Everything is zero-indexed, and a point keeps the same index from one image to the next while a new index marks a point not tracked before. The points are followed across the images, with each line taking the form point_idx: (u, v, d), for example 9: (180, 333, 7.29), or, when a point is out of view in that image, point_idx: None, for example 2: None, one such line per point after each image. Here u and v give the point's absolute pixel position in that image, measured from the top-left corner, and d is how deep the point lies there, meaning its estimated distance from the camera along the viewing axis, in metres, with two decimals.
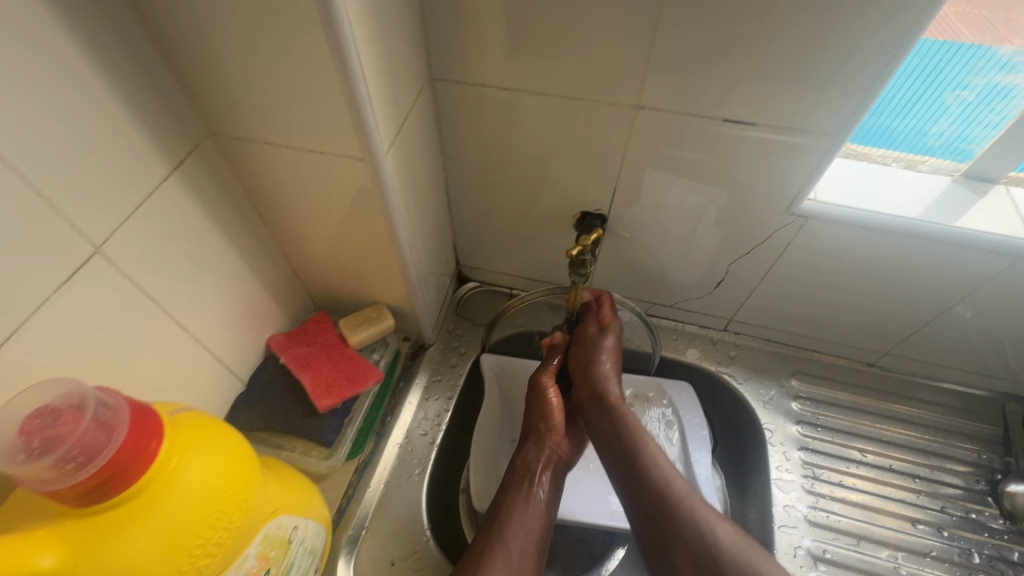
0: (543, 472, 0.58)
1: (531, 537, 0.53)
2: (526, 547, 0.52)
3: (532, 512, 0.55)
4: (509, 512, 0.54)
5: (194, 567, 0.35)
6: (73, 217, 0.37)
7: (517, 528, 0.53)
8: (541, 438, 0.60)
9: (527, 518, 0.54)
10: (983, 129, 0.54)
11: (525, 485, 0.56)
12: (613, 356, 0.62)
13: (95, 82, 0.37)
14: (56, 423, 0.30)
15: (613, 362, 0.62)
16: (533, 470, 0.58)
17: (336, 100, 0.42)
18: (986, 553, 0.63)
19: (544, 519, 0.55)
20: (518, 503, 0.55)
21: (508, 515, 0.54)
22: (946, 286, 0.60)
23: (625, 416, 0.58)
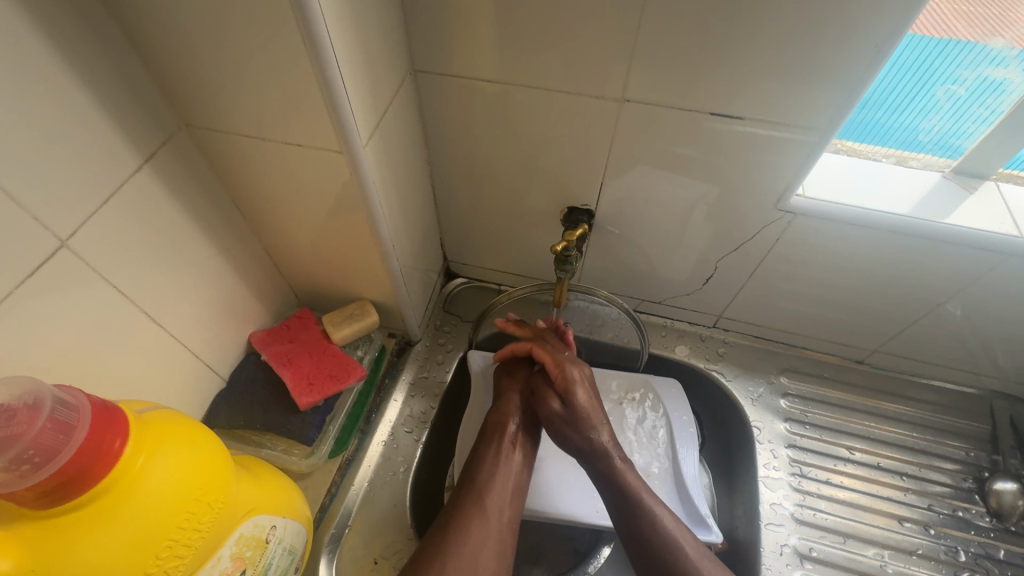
0: (517, 427, 0.61)
1: (509, 489, 0.56)
2: (504, 501, 0.55)
3: (510, 466, 0.57)
4: (488, 465, 0.57)
5: (161, 570, 0.34)
6: (36, 211, 0.36)
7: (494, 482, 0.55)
8: (518, 401, 0.63)
9: (504, 472, 0.57)
10: (973, 124, 0.53)
11: (502, 439, 0.59)
12: (581, 366, 0.64)
13: (58, 71, 0.35)
14: (9, 423, 0.28)
15: (580, 369, 0.63)
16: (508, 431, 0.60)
17: (310, 91, 0.41)
18: (972, 551, 0.63)
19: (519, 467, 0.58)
20: (495, 457, 0.57)
21: (485, 469, 0.56)
22: (935, 283, 0.60)
23: (590, 417, 0.60)
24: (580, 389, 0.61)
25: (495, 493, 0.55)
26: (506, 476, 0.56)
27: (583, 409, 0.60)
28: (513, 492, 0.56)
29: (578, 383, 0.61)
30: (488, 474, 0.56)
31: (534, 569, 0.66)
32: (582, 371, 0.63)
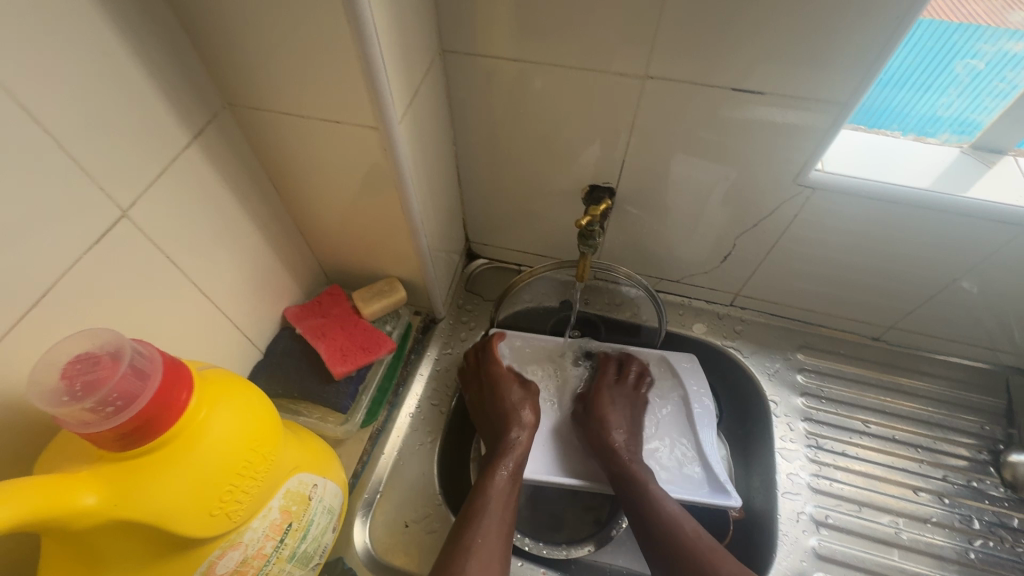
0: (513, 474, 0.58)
1: (499, 540, 0.52)
2: (495, 554, 0.51)
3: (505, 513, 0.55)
4: (483, 513, 0.53)
5: (223, 513, 0.37)
6: (101, 180, 0.39)
7: (487, 531, 0.52)
8: (513, 447, 0.61)
9: (497, 525, 0.53)
10: (992, 99, 0.54)
11: (496, 488, 0.56)
12: (630, 391, 0.69)
13: (120, 49, 0.38)
14: (95, 368, 0.31)
15: (627, 389, 0.69)
16: (503, 474, 0.58)
17: (350, 69, 0.43)
18: (987, 519, 0.64)
19: (511, 521, 0.55)
20: (488, 505, 0.54)
21: (478, 519, 0.53)
22: (951, 259, 0.61)
23: (610, 421, 0.65)
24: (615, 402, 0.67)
25: (489, 545, 0.51)
26: (498, 526, 0.53)
27: (608, 416, 0.66)
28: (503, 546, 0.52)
29: (616, 398, 0.68)
30: (481, 524, 0.52)
31: (556, 535, 0.68)
32: (626, 394, 0.69)
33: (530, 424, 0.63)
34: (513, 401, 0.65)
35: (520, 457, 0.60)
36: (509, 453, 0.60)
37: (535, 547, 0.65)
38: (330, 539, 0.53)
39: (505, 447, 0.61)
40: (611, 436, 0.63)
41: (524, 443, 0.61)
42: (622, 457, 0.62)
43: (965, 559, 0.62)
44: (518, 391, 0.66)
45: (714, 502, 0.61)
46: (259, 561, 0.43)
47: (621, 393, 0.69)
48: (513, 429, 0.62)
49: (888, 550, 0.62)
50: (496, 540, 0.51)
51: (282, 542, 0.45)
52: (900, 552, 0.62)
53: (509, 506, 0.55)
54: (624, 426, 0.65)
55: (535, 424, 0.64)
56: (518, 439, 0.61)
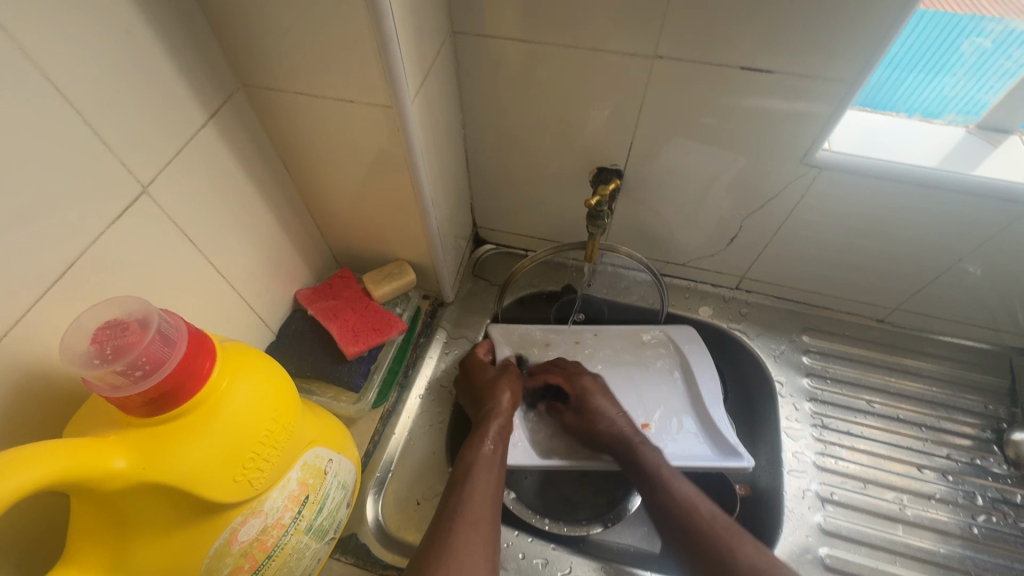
0: (494, 446, 0.59)
1: (487, 506, 0.53)
2: (484, 514, 0.52)
3: (489, 484, 0.55)
4: (468, 478, 0.54)
5: (245, 479, 0.38)
6: (122, 156, 0.40)
7: (473, 495, 0.53)
8: (490, 423, 0.60)
9: (482, 488, 0.54)
10: (998, 78, 0.55)
11: (479, 455, 0.57)
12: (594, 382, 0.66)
13: (139, 26, 0.38)
14: (124, 333, 0.32)
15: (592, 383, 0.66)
16: (484, 449, 0.58)
17: (363, 46, 0.44)
18: (990, 496, 0.65)
19: (498, 485, 0.55)
20: (471, 471, 0.55)
21: (463, 485, 0.54)
22: (956, 239, 0.61)
23: (616, 417, 0.63)
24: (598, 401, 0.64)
25: (475, 505, 0.52)
26: (484, 489, 0.54)
27: (612, 415, 0.63)
28: (491, 516, 0.52)
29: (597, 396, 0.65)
30: (466, 488, 0.53)
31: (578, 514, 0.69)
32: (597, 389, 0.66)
33: (508, 397, 0.64)
34: (489, 380, 0.65)
35: (501, 427, 0.61)
36: (488, 428, 0.60)
37: (553, 526, 0.65)
38: (344, 514, 0.54)
39: (484, 419, 0.61)
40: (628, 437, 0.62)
41: (504, 413, 0.62)
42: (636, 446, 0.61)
43: (968, 534, 0.63)
44: (492, 370, 0.67)
45: (730, 465, 0.63)
46: (279, 530, 0.43)
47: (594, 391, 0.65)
48: (492, 406, 0.62)
49: (893, 525, 0.63)
50: (482, 502, 0.52)
51: (300, 514, 0.46)
52: (905, 527, 0.63)
53: (495, 470, 0.56)
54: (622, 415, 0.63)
55: (514, 396, 0.64)
56: (496, 410, 0.62)
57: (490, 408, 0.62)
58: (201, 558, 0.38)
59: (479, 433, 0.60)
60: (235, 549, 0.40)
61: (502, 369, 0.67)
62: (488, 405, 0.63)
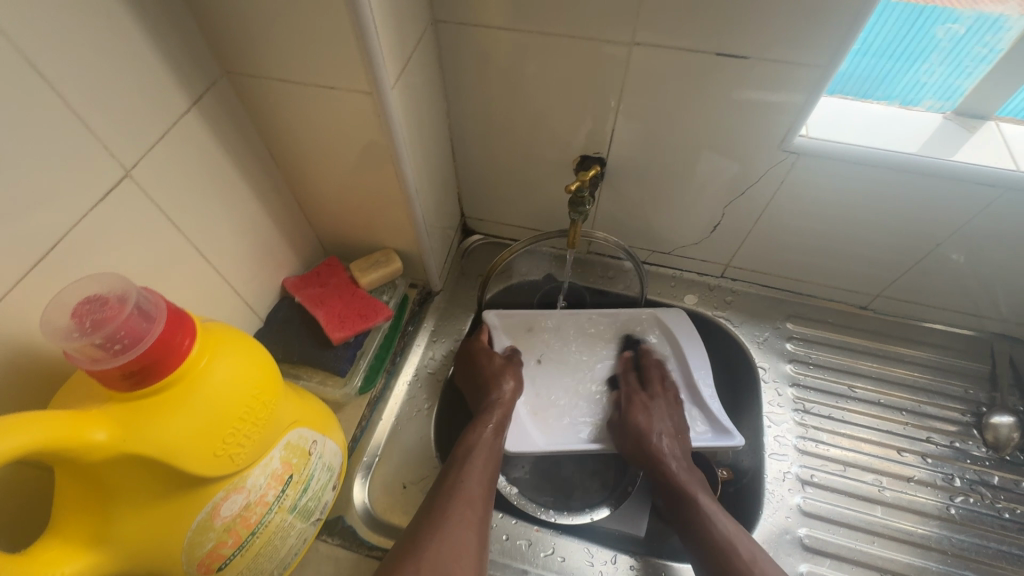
0: (493, 434, 0.60)
1: (481, 489, 0.54)
2: (479, 494, 0.53)
3: (485, 468, 0.56)
4: (467, 460, 0.56)
5: (226, 455, 0.39)
6: (105, 140, 0.40)
7: (471, 476, 0.54)
8: (492, 412, 0.61)
9: (479, 471, 0.55)
10: (973, 64, 0.55)
11: (478, 440, 0.58)
12: (667, 397, 0.67)
13: (119, 12, 0.39)
14: (103, 308, 0.33)
15: (666, 395, 0.67)
16: (483, 435, 0.59)
17: (343, 32, 0.44)
18: (968, 478, 0.66)
19: (494, 469, 0.57)
20: (471, 454, 0.57)
21: (462, 466, 0.55)
22: (933, 223, 0.62)
23: (657, 425, 0.63)
24: (652, 406, 0.65)
25: (472, 484, 0.54)
26: (482, 471, 0.55)
27: (649, 424, 0.63)
28: (484, 499, 0.53)
29: (657, 403, 0.66)
30: (464, 469, 0.55)
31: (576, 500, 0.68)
32: (663, 400, 0.67)
33: (511, 389, 0.64)
34: (494, 368, 0.66)
35: (502, 415, 0.62)
36: (489, 415, 0.61)
37: (559, 518, 0.65)
38: (330, 496, 0.55)
39: (486, 406, 0.62)
40: (649, 438, 0.62)
41: (506, 404, 0.63)
42: (661, 457, 0.61)
43: (946, 515, 0.63)
44: (499, 360, 0.67)
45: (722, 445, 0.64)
46: (262, 508, 0.44)
47: (658, 400, 0.66)
48: (495, 395, 0.63)
49: (872, 507, 0.64)
50: (479, 483, 0.54)
51: (283, 493, 0.47)
52: (883, 509, 0.64)
53: (493, 455, 0.58)
54: (667, 431, 0.63)
55: (517, 388, 0.65)
56: (498, 400, 0.63)
57: (493, 398, 0.63)
58: (184, 532, 0.39)
59: (481, 420, 0.61)
60: (218, 524, 0.41)
61: (508, 360, 0.68)
62: (491, 394, 0.63)
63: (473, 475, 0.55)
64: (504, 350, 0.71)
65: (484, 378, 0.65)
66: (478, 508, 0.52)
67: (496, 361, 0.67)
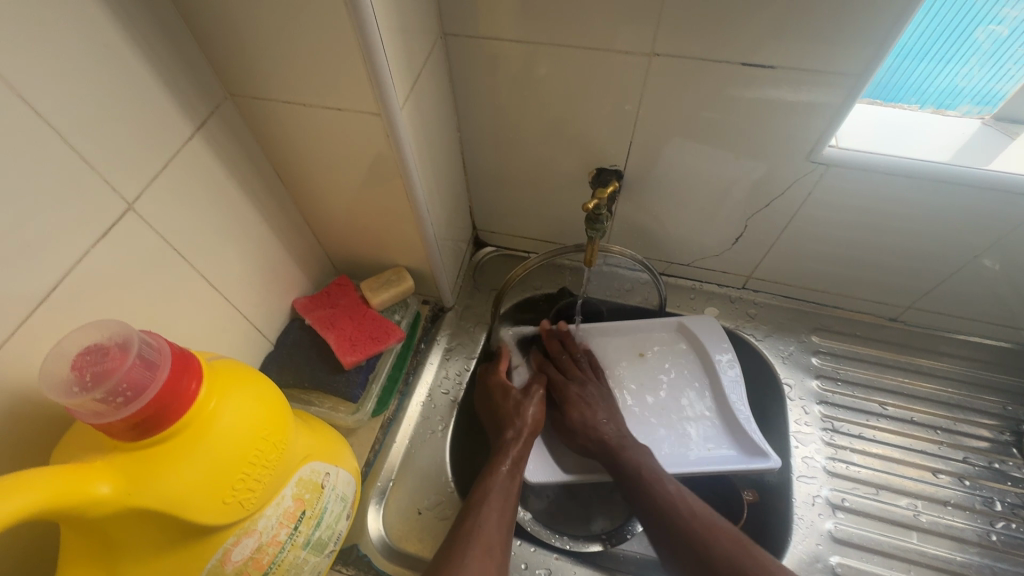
0: (510, 476, 0.58)
1: (499, 535, 0.52)
2: (497, 539, 0.51)
3: (502, 513, 0.54)
4: (483, 505, 0.54)
5: (236, 500, 0.37)
6: (105, 174, 0.39)
7: (488, 522, 0.52)
8: (508, 453, 0.59)
9: (497, 515, 0.53)
10: (1016, 66, 0.52)
11: (496, 482, 0.56)
12: (590, 377, 0.67)
13: (119, 40, 0.38)
14: (104, 359, 0.32)
15: (590, 378, 0.67)
16: (499, 477, 0.57)
17: (348, 53, 0.42)
18: (1009, 501, 0.63)
19: (512, 513, 0.55)
20: (488, 497, 0.55)
21: (479, 511, 0.53)
22: (972, 235, 0.59)
23: (594, 413, 0.63)
24: (583, 393, 0.65)
25: (490, 531, 0.52)
26: (499, 517, 0.53)
27: (582, 414, 0.63)
28: (502, 547, 0.52)
29: (588, 390, 0.65)
30: (481, 514, 0.53)
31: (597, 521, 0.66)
32: (592, 383, 0.66)
33: (528, 425, 0.62)
34: (510, 406, 0.63)
35: (519, 454, 0.60)
36: (505, 455, 0.59)
37: (574, 546, 0.63)
38: (344, 526, 0.53)
39: (502, 445, 0.60)
40: (596, 435, 0.61)
41: (523, 441, 0.61)
42: (616, 447, 0.59)
43: (986, 541, 0.60)
44: (515, 396, 0.64)
45: (756, 467, 0.62)
46: (275, 548, 0.43)
47: (586, 384, 0.66)
48: (512, 432, 0.61)
49: (907, 533, 0.61)
50: (497, 529, 0.52)
51: (296, 530, 0.45)
52: (919, 535, 0.61)
53: (511, 499, 0.56)
54: (603, 416, 0.62)
55: (537, 423, 0.63)
56: (515, 438, 0.61)
57: (509, 436, 0.61)
58: None
59: (497, 460, 0.59)
60: (229, 569, 0.40)
61: (524, 394, 0.65)
62: (508, 433, 0.61)
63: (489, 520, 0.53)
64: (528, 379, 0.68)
65: (501, 416, 0.63)
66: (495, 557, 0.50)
67: (513, 395, 0.64)
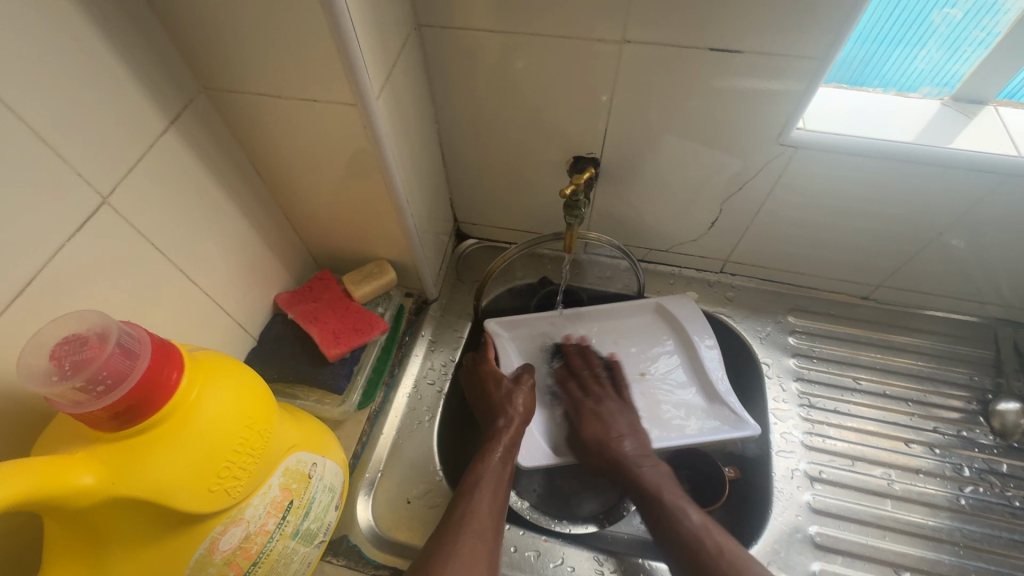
0: (500, 463, 0.58)
1: (490, 520, 0.53)
2: (489, 525, 0.53)
3: (494, 498, 0.55)
4: (474, 492, 0.55)
5: (221, 488, 0.37)
6: (79, 168, 0.39)
7: (480, 508, 0.54)
8: (499, 441, 0.60)
9: (489, 502, 0.54)
10: (971, 48, 0.54)
11: (487, 469, 0.57)
12: (612, 393, 0.67)
13: (89, 32, 0.37)
14: (83, 348, 0.32)
15: (612, 394, 0.67)
16: (492, 464, 0.58)
17: (323, 44, 0.43)
18: (977, 467, 0.65)
19: (502, 499, 0.56)
20: (479, 483, 0.56)
21: (471, 498, 0.54)
22: (935, 212, 0.61)
23: (613, 430, 0.63)
24: (603, 409, 0.65)
25: (481, 517, 0.53)
26: (491, 503, 0.54)
27: (606, 429, 0.64)
28: (495, 532, 0.53)
29: (608, 405, 0.66)
30: (474, 500, 0.54)
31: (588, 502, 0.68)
32: (613, 399, 0.67)
33: (519, 414, 0.62)
34: (501, 394, 0.64)
35: (509, 443, 0.60)
36: (496, 443, 0.60)
37: (570, 529, 0.64)
38: (332, 517, 0.53)
39: (494, 434, 0.61)
40: (617, 450, 0.62)
41: (514, 430, 0.61)
42: (632, 467, 0.61)
43: (956, 505, 0.63)
44: (506, 384, 0.65)
45: (741, 435, 0.63)
46: (263, 537, 0.43)
47: (606, 399, 0.67)
48: (502, 421, 0.62)
49: (882, 501, 0.63)
50: (489, 514, 0.53)
51: (284, 520, 0.45)
52: (893, 502, 0.63)
53: (501, 486, 0.57)
54: (625, 434, 0.63)
55: (528, 412, 0.63)
56: (505, 427, 0.61)
57: (500, 425, 0.61)
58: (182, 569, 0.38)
59: (488, 448, 0.60)
60: (217, 558, 0.40)
61: (515, 382, 0.65)
62: (498, 422, 0.62)
63: (480, 506, 0.54)
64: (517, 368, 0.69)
65: (492, 404, 0.64)
66: (488, 542, 0.51)
67: (504, 384, 0.65)
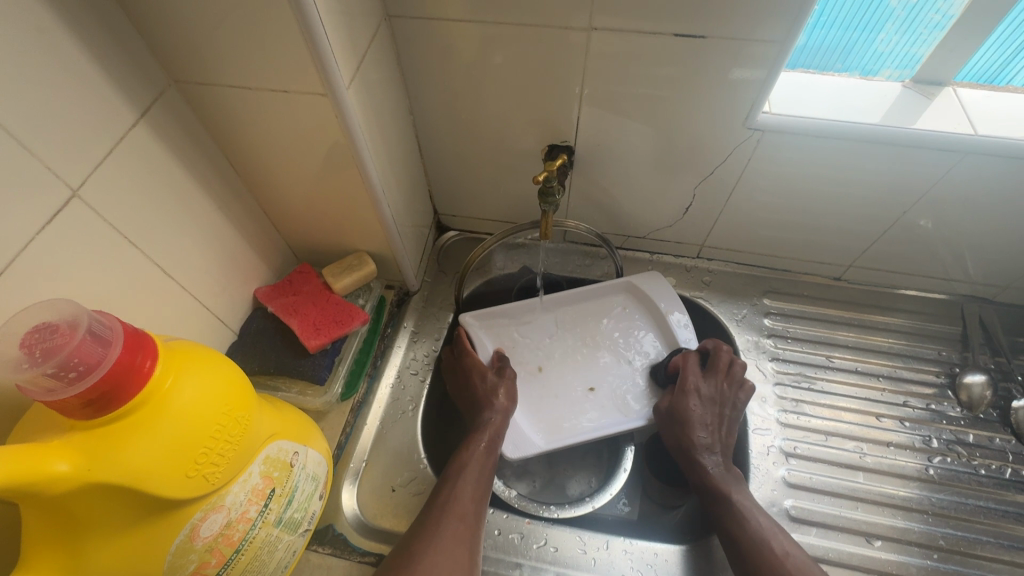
0: (485, 453, 0.59)
1: (472, 505, 0.54)
2: (471, 510, 0.53)
3: (477, 484, 0.56)
4: (459, 478, 0.56)
5: (200, 475, 0.38)
6: (47, 160, 0.39)
7: (463, 493, 0.54)
8: (485, 432, 0.61)
9: (472, 489, 0.55)
10: (928, 31, 0.56)
11: (472, 457, 0.58)
12: (721, 386, 0.64)
13: (54, 26, 0.38)
14: (53, 336, 0.32)
15: (716, 385, 0.64)
16: (476, 452, 0.59)
17: (290, 34, 0.43)
18: (945, 438, 0.68)
19: (486, 485, 0.57)
20: (464, 470, 0.57)
21: (455, 484, 0.55)
22: (899, 192, 0.63)
23: (699, 416, 0.62)
24: (696, 394, 0.63)
25: (464, 502, 0.54)
26: (474, 488, 0.55)
27: (692, 413, 0.62)
28: (477, 517, 0.54)
29: (706, 392, 0.63)
30: (457, 487, 0.55)
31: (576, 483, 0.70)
32: (709, 390, 0.63)
33: (503, 406, 0.63)
34: (486, 387, 0.65)
35: (495, 433, 0.61)
36: (482, 433, 0.61)
37: (559, 513, 0.65)
38: (317, 506, 0.54)
39: (479, 425, 0.62)
40: (694, 437, 0.61)
41: (498, 422, 0.62)
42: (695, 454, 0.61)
43: (926, 475, 0.65)
44: (491, 377, 0.66)
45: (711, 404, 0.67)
46: (245, 524, 0.44)
47: (707, 387, 0.63)
48: (487, 413, 0.63)
49: (855, 474, 0.65)
50: (471, 500, 0.54)
51: (266, 507, 0.46)
52: (866, 475, 0.65)
53: (486, 473, 0.58)
54: (708, 424, 0.62)
55: (511, 405, 0.64)
56: (491, 419, 0.62)
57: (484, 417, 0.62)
58: (163, 555, 0.38)
59: (474, 437, 0.61)
60: (198, 545, 0.40)
61: (499, 374, 0.66)
62: (484, 413, 0.63)
63: (463, 492, 0.55)
64: (492, 359, 0.69)
65: (477, 397, 0.64)
66: (470, 525, 0.52)
67: (486, 378, 0.65)
